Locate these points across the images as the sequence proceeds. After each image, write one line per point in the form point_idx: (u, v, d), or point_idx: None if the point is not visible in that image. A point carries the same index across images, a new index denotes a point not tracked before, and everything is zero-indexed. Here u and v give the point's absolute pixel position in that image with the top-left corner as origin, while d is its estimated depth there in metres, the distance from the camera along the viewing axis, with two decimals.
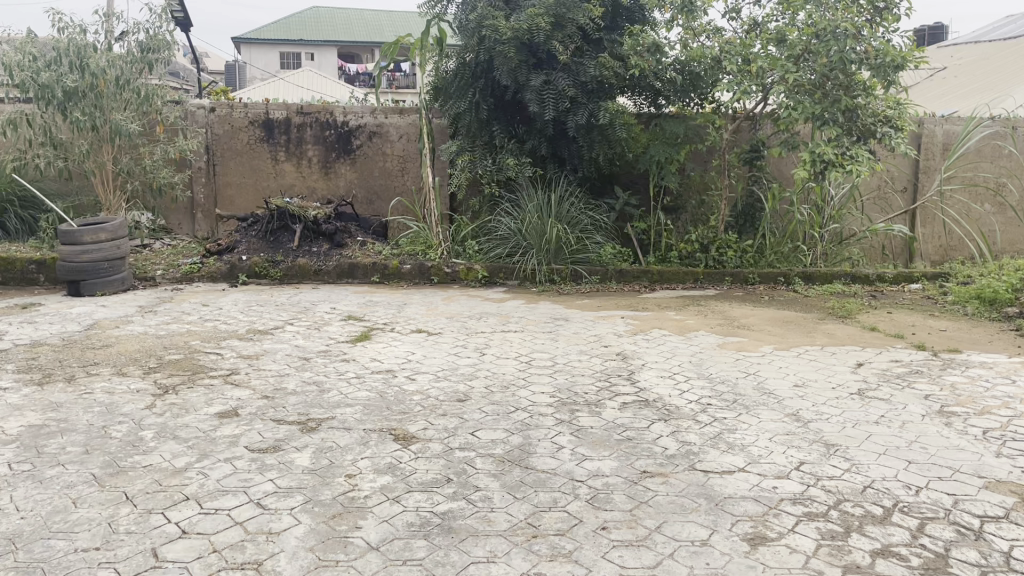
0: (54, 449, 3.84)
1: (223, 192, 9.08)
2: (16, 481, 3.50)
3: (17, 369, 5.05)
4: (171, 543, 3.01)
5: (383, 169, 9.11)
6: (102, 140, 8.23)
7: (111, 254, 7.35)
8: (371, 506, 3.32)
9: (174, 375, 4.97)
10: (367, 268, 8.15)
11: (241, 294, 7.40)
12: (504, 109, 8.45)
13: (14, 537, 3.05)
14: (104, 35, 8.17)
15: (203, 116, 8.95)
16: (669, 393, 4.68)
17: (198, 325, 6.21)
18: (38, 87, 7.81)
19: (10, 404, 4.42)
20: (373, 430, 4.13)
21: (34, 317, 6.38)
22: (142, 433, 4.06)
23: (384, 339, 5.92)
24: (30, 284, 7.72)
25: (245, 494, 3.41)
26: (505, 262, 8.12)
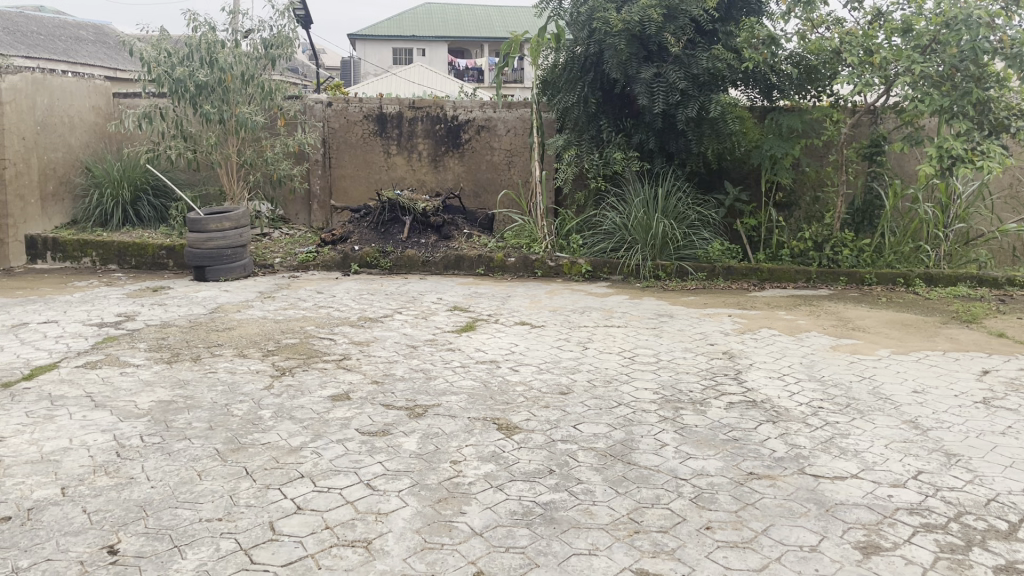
0: (181, 423, 4.10)
1: (338, 185, 9.40)
2: (148, 452, 3.76)
3: (149, 347, 5.40)
4: (287, 517, 3.16)
5: (490, 163, 9.19)
6: (228, 133, 8.67)
7: (234, 242, 7.72)
8: (475, 492, 3.39)
9: (290, 359, 5.20)
10: (472, 261, 8.28)
11: (353, 283, 7.66)
12: (613, 103, 8.41)
13: (146, 504, 3.27)
14: (231, 32, 8.58)
15: (321, 110, 9.27)
16: (777, 395, 4.57)
17: (312, 311, 6.48)
18: (172, 82, 8.30)
19: (142, 380, 4.74)
20: (478, 419, 4.21)
21: (164, 300, 6.80)
22: (261, 412, 4.28)
23: (489, 330, 6.01)
24: (160, 269, 8.22)
25: (356, 474, 3.55)
26: (609, 257, 8.09)
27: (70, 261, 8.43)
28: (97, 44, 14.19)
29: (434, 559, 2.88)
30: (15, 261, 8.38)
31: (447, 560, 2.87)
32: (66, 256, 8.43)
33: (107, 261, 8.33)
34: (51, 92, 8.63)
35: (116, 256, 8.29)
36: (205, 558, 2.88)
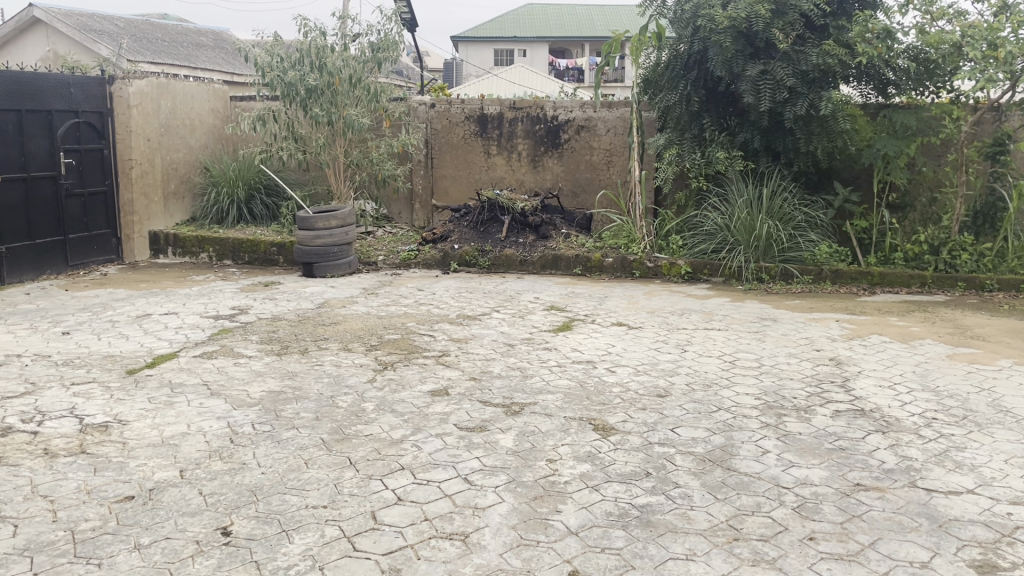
0: (290, 413, 4.28)
1: (439, 184, 9.57)
2: (259, 439, 3.94)
3: (261, 339, 5.64)
4: (388, 508, 3.25)
5: (590, 163, 9.16)
6: (336, 134, 8.97)
7: (341, 240, 7.97)
8: (571, 491, 3.40)
9: (392, 354, 5.34)
10: (570, 261, 8.29)
11: (452, 281, 7.79)
12: (717, 100, 8.24)
13: (256, 489, 3.43)
14: (340, 37, 8.87)
15: (424, 112, 9.43)
16: (887, 404, 4.38)
17: (413, 308, 6.63)
18: (284, 86, 8.66)
19: (254, 370, 4.97)
20: (574, 419, 4.22)
21: (274, 294, 7.10)
22: (364, 404, 4.41)
23: (586, 330, 6.00)
24: (271, 265, 8.58)
25: (454, 468, 3.61)
26: (710, 258, 7.93)
27: (188, 256, 8.90)
28: (216, 50, 14.84)
29: (530, 555, 2.90)
30: (140, 255, 8.90)
31: (542, 557, 2.89)
32: (185, 252, 8.90)
33: (222, 256, 8.76)
34: (174, 96, 9.12)
35: (230, 252, 8.71)
36: (311, 544, 2.99)
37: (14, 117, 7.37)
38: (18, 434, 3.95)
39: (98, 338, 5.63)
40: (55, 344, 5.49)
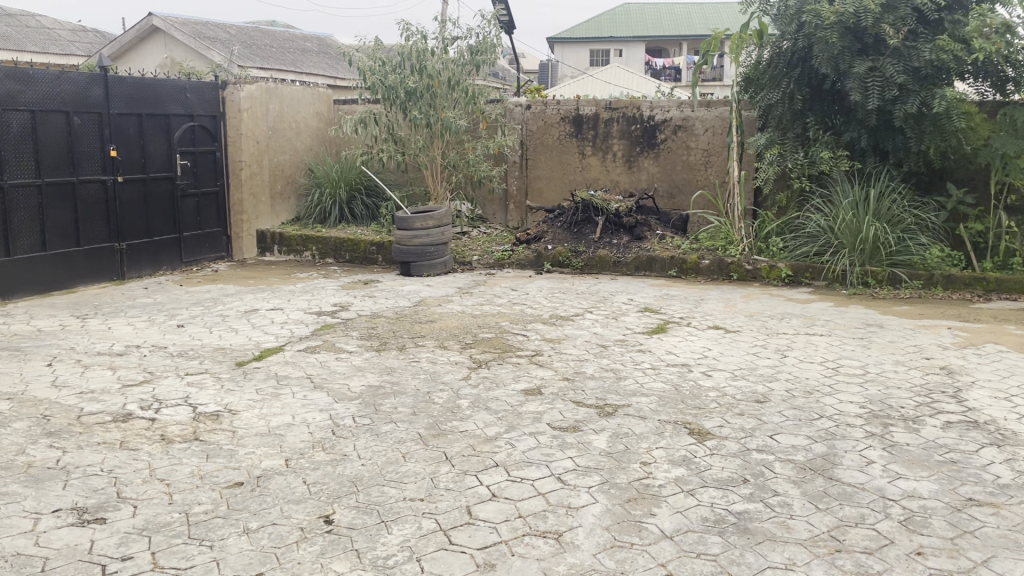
0: (388, 407, 4.39)
1: (534, 185, 9.62)
2: (359, 432, 4.06)
3: (360, 335, 5.81)
4: (483, 503, 3.30)
5: (686, 163, 9.02)
6: (434, 136, 9.15)
7: (437, 240, 8.11)
8: (666, 495, 3.37)
9: (487, 352, 5.41)
10: (664, 262, 8.19)
11: (545, 282, 7.82)
12: (822, 98, 8.00)
13: (356, 480, 3.54)
14: (440, 40, 9.03)
15: (520, 113, 9.51)
16: (1004, 417, 4.16)
17: (507, 307, 6.69)
18: (386, 89, 8.92)
19: (354, 365, 5.12)
20: (669, 422, 4.17)
21: (373, 292, 7.29)
22: (459, 401, 4.49)
23: (681, 332, 5.93)
24: (370, 264, 8.81)
25: (548, 467, 3.63)
26: (812, 261, 7.69)
27: (292, 254, 9.24)
28: (321, 55, 15.30)
29: (624, 557, 2.89)
30: (248, 253, 9.29)
31: (637, 560, 2.88)
32: (289, 250, 9.24)
33: (324, 255, 9.06)
34: (281, 100, 9.48)
35: (332, 251, 8.99)
36: (409, 535, 3.07)
37: (136, 121, 7.82)
38: (138, 420, 4.20)
39: (210, 331, 5.92)
40: (170, 336, 5.80)
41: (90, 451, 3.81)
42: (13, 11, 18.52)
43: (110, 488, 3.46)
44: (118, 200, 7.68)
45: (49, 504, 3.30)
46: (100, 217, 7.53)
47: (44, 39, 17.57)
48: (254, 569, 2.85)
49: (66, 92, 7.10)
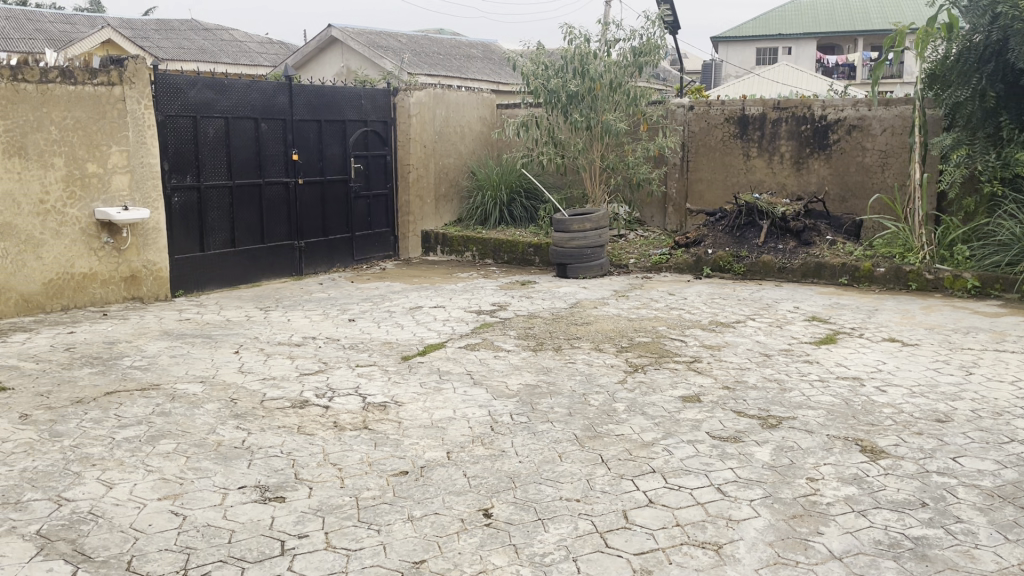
0: (545, 407, 4.44)
1: (694, 188, 9.43)
2: (516, 430, 4.13)
3: (518, 335, 5.91)
4: (640, 509, 3.27)
5: (861, 165, 8.50)
6: (594, 139, 9.19)
7: (594, 242, 8.10)
8: (834, 514, 3.20)
9: (643, 356, 5.36)
10: (834, 270, 7.79)
11: (705, 287, 7.64)
12: (1018, 96, 7.37)
13: (514, 476, 3.60)
14: (603, 43, 9.04)
15: (683, 115, 9.36)
16: None
17: (665, 312, 6.59)
18: (548, 92, 9.09)
19: (512, 364, 5.22)
20: (838, 437, 3.97)
21: (530, 293, 7.40)
22: (616, 404, 4.47)
23: (852, 344, 5.62)
24: (527, 265, 8.95)
25: (707, 477, 3.55)
26: (1003, 272, 7.06)
27: (454, 255, 9.55)
28: (485, 60, 15.63)
29: None
30: (413, 253, 9.68)
31: None
32: (452, 250, 9.56)
33: (484, 255, 9.31)
34: (448, 105, 9.81)
35: (491, 251, 9.22)
36: (565, 535, 3.09)
37: (316, 126, 8.33)
38: (313, 407, 4.47)
39: (378, 326, 6.21)
40: (342, 329, 6.14)
41: (272, 433, 4.10)
42: (210, 27, 20.24)
43: (288, 469, 3.71)
44: (298, 200, 8.21)
45: (235, 480, 3.58)
46: (282, 217, 8.09)
47: (236, 52, 19.09)
48: (417, 555, 2.96)
49: (255, 100, 7.67)
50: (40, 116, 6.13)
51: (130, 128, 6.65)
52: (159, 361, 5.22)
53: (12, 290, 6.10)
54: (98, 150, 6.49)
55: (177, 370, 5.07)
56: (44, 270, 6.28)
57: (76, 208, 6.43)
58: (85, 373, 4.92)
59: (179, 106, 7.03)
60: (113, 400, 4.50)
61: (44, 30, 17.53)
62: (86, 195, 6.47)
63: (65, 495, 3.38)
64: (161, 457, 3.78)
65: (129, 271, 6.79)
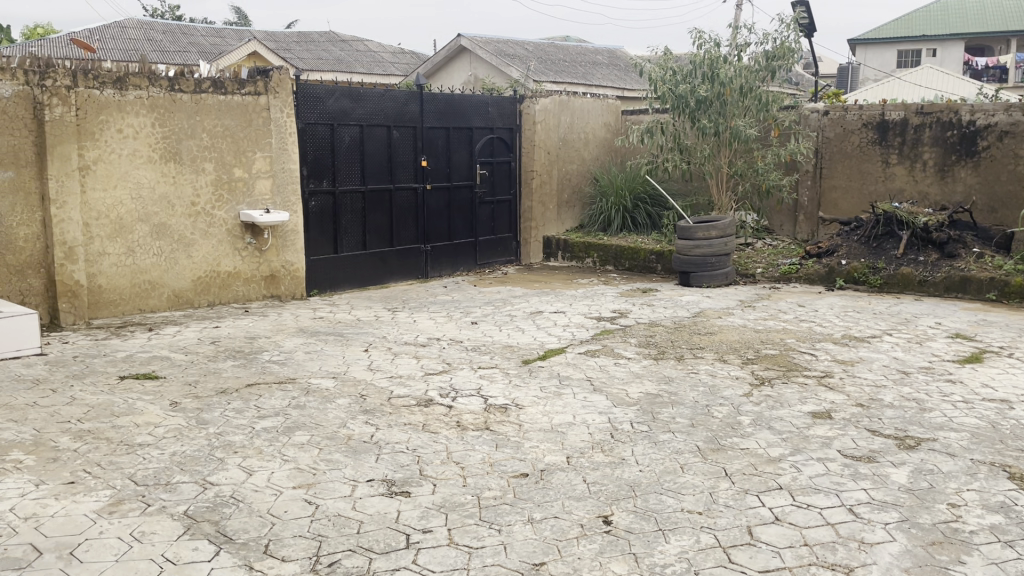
0: (666, 417, 4.38)
1: (828, 196, 9.07)
2: (637, 438, 4.10)
3: (639, 343, 5.86)
4: (765, 525, 3.18)
5: (1014, 173, 7.93)
6: (722, 144, 8.99)
7: (720, 251, 7.94)
8: (978, 543, 3.01)
9: (770, 369, 5.20)
10: (981, 284, 7.31)
11: (837, 298, 7.35)
12: None
13: (635, 485, 3.57)
14: (734, 48, 8.85)
15: (817, 120, 9.06)
16: None
17: (794, 324, 6.37)
18: (676, 98, 8.94)
19: (633, 371, 5.18)
20: (983, 462, 3.72)
21: (652, 301, 7.32)
22: (741, 418, 4.36)
23: (1000, 364, 5.25)
24: (649, 273, 8.86)
25: (838, 497, 3.41)
26: None
27: (575, 261, 9.58)
28: (610, 66, 15.57)
29: None
30: (535, 258, 9.77)
31: None
32: (573, 256, 9.59)
33: (605, 262, 9.29)
34: (573, 111, 9.85)
35: (613, 259, 9.20)
36: (686, 547, 3.05)
37: (444, 133, 8.54)
38: (437, 406, 4.59)
39: (500, 329, 6.31)
40: (465, 331, 6.28)
41: (398, 430, 4.24)
42: (347, 38, 21.15)
43: (414, 465, 3.82)
44: (426, 205, 8.44)
45: (364, 473, 3.73)
46: (410, 221, 8.34)
47: (370, 62, 19.84)
48: (537, 557, 2.99)
49: (388, 108, 7.93)
50: (193, 124, 6.58)
51: (273, 135, 7.03)
52: (294, 356, 5.50)
53: (165, 286, 6.57)
54: (244, 156, 6.90)
55: (311, 365, 5.32)
56: (194, 268, 6.73)
57: (224, 211, 6.85)
58: (228, 365, 5.24)
59: (317, 114, 7.36)
60: (253, 391, 4.77)
61: (197, 44, 18.78)
62: (233, 198, 6.89)
63: (209, 479, 3.61)
64: (296, 447, 3.98)
65: (269, 271, 7.19)
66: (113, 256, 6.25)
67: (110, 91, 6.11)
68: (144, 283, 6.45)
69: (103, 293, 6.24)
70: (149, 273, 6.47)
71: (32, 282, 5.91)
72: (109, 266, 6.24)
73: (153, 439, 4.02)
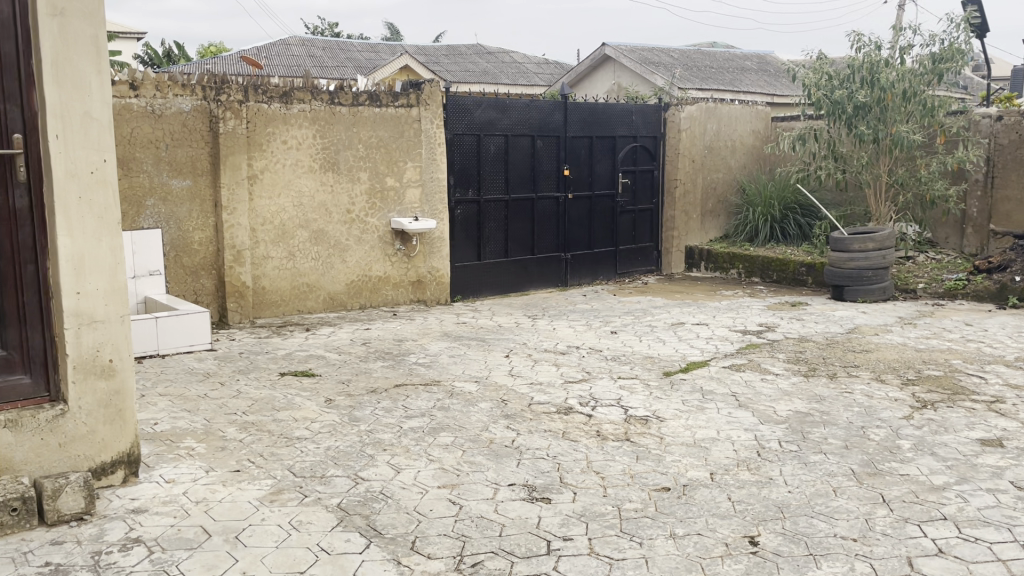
0: (817, 437, 4.20)
1: (1000, 208, 8.40)
2: (786, 458, 3.95)
3: (788, 359, 5.64)
4: (927, 557, 2.99)
5: None
6: (881, 152, 8.53)
7: (877, 264, 7.52)
8: None
9: (933, 392, 4.87)
10: None
11: (1010, 318, 6.80)
12: None
13: (783, 506, 3.44)
14: (896, 51, 8.41)
15: (988, 126, 8.45)
16: None
17: (959, 344, 5.95)
18: (831, 104, 8.59)
19: (781, 389, 4.99)
20: None
21: (802, 315, 7.03)
22: (900, 441, 4.11)
23: None
24: (798, 285, 8.52)
25: (1010, 532, 3.15)
26: None
27: (719, 272, 9.35)
28: (760, 72, 15.10)
29: None
30: (677, 268, 9.61)
31: None
32: (717, 267, 9.36)
33: (751, 274, 9.03)
34: (720, 119, 9.65)
35: (759, 270, 8.92)
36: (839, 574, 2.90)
37: (587, 142, 8.57)
38: (577, 414, 4.60)
39: (640, 340, 6.25)
40: (605, 341, 6.26)
41: (539, 436, 4.28)
42: (493, 50, 21.64)
43: (554, 472, 3.85)
44: (567, 214, 8.50)
45: (506, 477, 3.79)
46: (551, 230, 8.41)
47: (515, 73, 20.20)
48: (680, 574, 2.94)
49: (533, 118, 8.05)
50: (350, 135, 6.92)
51: (423, 145, 7.29)
52: (440, 360, 5.67)
53: (322, 288, 6.94)
54: (395, 165, 7.18)
55: (455, 369, 5.46)
56: (348, 272, 7.07)
57: (376, 218, 7.16)
58: (378, 366, 5.47)
59: (465, 125, 7.57)
60: (400, 392, 4.95)
61: (353, 59, 19.75)
62: (384, 206, 7.18)
63: (361, 474, 3.78)
64: (441, 448, 4.10)
65: (416, 277, 7.44)
66: (277, 260, 6.66)
67: (277, 105, 6.53)
68: (303, 285, 6.83)
69: (266, 293, 6.66)
70: (308, 276, 6.85)
71: (205, 283, 6.41)
72: (272, 269, 6.66)
73: (309, 433, 4.26)
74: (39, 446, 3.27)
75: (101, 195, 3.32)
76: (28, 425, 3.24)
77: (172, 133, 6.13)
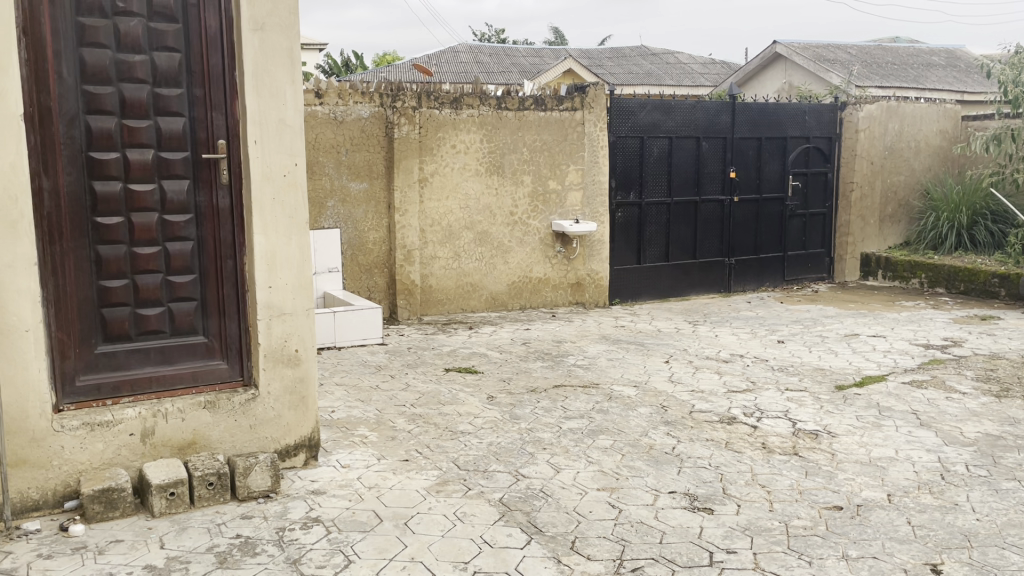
0: (1010, 463, 3.87)
1: None
2: (974, 483, 3.66)
3: (976, 377, 5.22)
4: None
5: None
6: None
7: None
8: None
9: None
10: None
11: None
12: None
13: (970, 535, 3.19)
14: None
15: None
16: None
17: None
18: None
19: (969, 409, 4.62)
20: None
21: (993, 330, 6.49)
22: None
23: None
24: (990, 297, 7.87)
25: None
26: None
27: (899, 281, 8.82)
28: (948, 67, 14.06)
29: None
30: (851, 276, 9.13)
31: None
32: (896, 277, 8.84)
33: (935, 284, 8.42)
34: (903, 117, 9.07)
35: (945, 280, 8.31)
36: None
37: (756, 143, 8.30)
38: (741, 425, 4.47)
39: (809, 350, 5.98)
40: (771, 350, 6.04)
41: (700, 445, 4.20)
42: (657, 52, 21.40)
43: (716, 482, 3.76)
44: (732, 217, 8.26)
45: (666, 484, 3.74)
46: (715, 234, 8.22)
47: (679, 73, 19.88)
48: None
49: (699, 119, 7.89)
50: (515, 139, 7.06)
51: (586, 148, 7.32)
52: (598, 362, 5.68)
53: (485, 288, 7.13)
54: (558, 168, 7.26)
55: (614, 372, 5.45)
56: (510, 273, 7.22)
57: (538, 220, 7.26)
58: (538, 366, 5.55)
59: (629, 127, 7.53)
60: (560, 393, 5.00)
61: (517, 64, 20.13)
62: (547, 209, 7.28)
63: (522, 471, 3.86)
64: (600, 451, 4.11)
65: (575, 279, 7.49)
66: (443, 260, 6.91)
67: (447, 111, 6.76)
68: (467, 284, 7.05)
69: (433, 292, 6.93)
70: (472, 276, 7.06)
71: (379, 280, 6.76)
72: (438, 269, 6.91)
73: (472, 428, 4.39)
74: (232, 426, 3.57)
75: (293, 196, 3.58)
76: (224, 407, 3.54)
77: (352, 138, 6.49)
